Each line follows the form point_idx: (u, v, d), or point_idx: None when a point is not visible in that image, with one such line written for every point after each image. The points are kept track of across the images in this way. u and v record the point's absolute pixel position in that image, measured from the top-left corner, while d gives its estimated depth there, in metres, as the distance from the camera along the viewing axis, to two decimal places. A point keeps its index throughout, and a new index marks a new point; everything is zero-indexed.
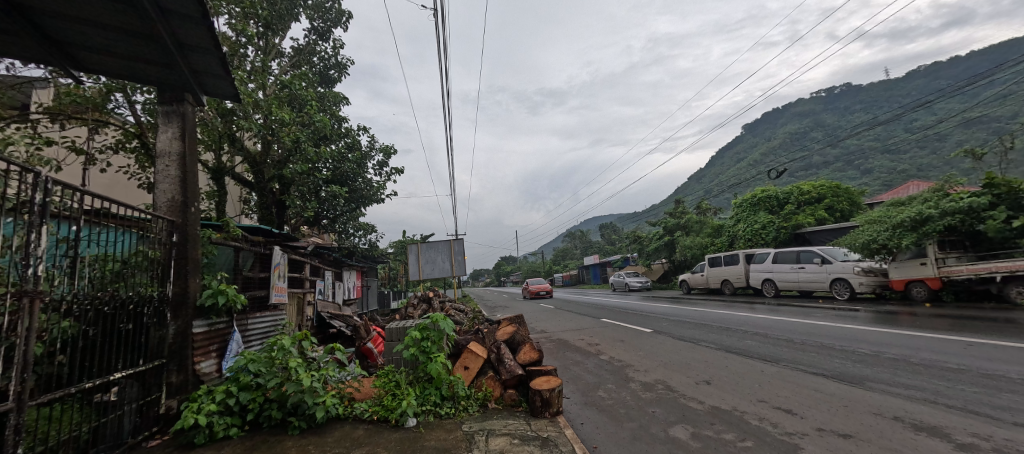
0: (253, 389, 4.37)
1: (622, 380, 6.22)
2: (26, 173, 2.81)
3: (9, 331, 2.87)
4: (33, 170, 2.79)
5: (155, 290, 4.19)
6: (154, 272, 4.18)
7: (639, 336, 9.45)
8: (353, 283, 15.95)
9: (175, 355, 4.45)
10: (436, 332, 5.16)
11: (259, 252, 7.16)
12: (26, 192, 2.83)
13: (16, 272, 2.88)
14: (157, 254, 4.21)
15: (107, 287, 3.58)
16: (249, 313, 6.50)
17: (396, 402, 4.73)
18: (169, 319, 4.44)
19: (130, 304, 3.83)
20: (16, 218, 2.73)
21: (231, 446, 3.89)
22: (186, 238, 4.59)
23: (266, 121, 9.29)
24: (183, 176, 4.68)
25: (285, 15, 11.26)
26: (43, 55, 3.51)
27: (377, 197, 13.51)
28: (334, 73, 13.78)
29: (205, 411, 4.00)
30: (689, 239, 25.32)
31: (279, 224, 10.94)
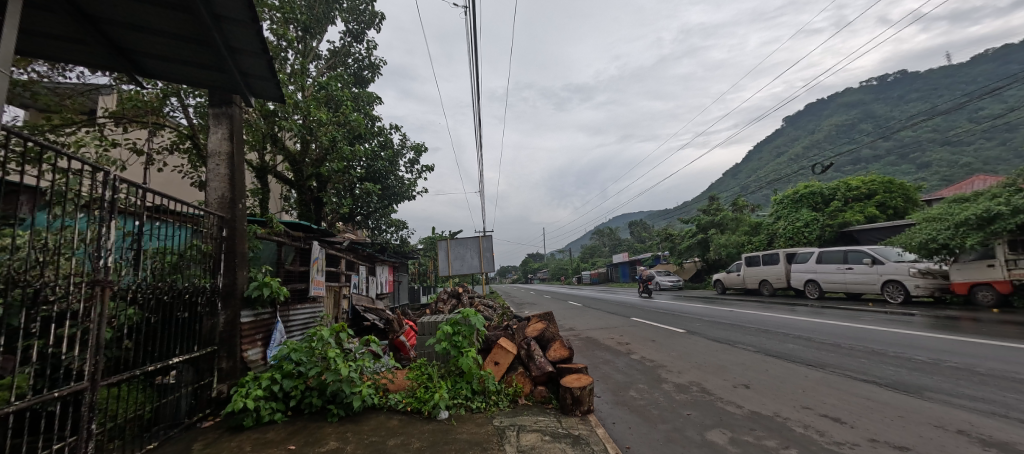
0: (295, 377, 4.55)
1: (654, 381, 6.09)
2: (98, 172, 3.07)
3: (84, 316, 3.14)
4: (104, 170, 3.04)
5: (208, 282, 4.49)
6: (206, 265, 4.48)
7: (671, 337, 9.21)
8: (386, 277, 16.46)
9: (225, 342, 4.73)
10: (467, 327, 5.23)
11: (299, 246, 7.52)
12: (98, 190, 3.10)
13: (90, 262, 3.14)
14: (208, 248, 4.50)
15: (167, 278, 3.85)
16: (291, 304, 6.82)
17: (429, 395, 4.82)
18: (220, 309, 4.73)
19: (187, 293, 4.10)
20: (89, 213, 2.99)
21: (276, 431, 4.12)
22: (235, 233, 4.87)
23: (304, 121, 9.67)
24: (231, 174, 4.94)
25: (323, 18, 11.67)
26: (110, 65, 3.80)
27: (408, 194, 13.83)
28: (368, 74, 14.15)
29: (253, 396, 4.24)
30: (724, 237, 24.40)
31: (317, 221, 11.40)
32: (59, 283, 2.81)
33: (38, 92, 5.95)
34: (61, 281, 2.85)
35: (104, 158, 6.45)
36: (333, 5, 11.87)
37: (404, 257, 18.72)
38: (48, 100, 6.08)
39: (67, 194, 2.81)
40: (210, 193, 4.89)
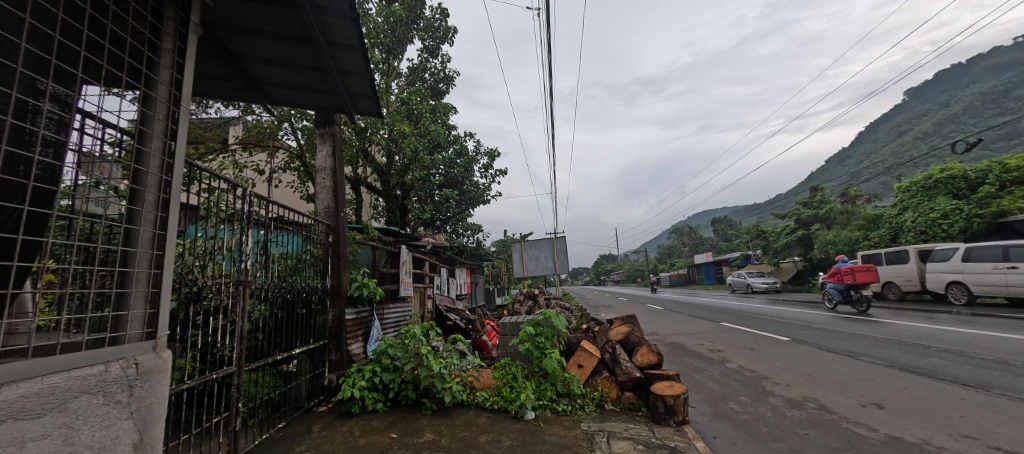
0: (392, 371, 4.92)
1: (757, 393, 5.49)
2: (237, 190, 3.58)
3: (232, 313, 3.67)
4: (241, 187, 3.54)
5: (319, 282, 5.04)
6: (318, 267, 5.04)
7: (774, 345, 8.25)
8: (464, 279, 17.13)
9: (334, 337, 5.25)
10: (549, 329, 5.19)
11: (390, 250, 8.13)
12: (236, 205, 3.61)
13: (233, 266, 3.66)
14: (319, 253, 5.05)
15: (289, 279, 4.38)
16: (385, 303, 7.38)
17: (515, 394, 4.87)
18: (329, 306, 5.27)
19: (304, 293, 4.64)
20: (232, 224, 3.50)
21: (378, 419, 4.46)
22: (339, 239, 5.39)
23: (390, 135, 10.45)
24: (335, 186, 5.50)
25: (403, 39, 12.54)
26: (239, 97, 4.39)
27: (484, 198, 14.25)
28: (443, 86, 14.90)
29: (358, 386, 4.64)
30: (833, 233, 21.32)
31: (402, 226, 12.25)
32: (214, 284, 3.33)
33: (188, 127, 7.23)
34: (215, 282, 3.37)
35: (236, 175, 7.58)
36: (411, 25, 12.66)
37: (479, 259, 19.33)
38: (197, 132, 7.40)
39: (215, 209, 3.30)
40: (318, 203, 5.47)
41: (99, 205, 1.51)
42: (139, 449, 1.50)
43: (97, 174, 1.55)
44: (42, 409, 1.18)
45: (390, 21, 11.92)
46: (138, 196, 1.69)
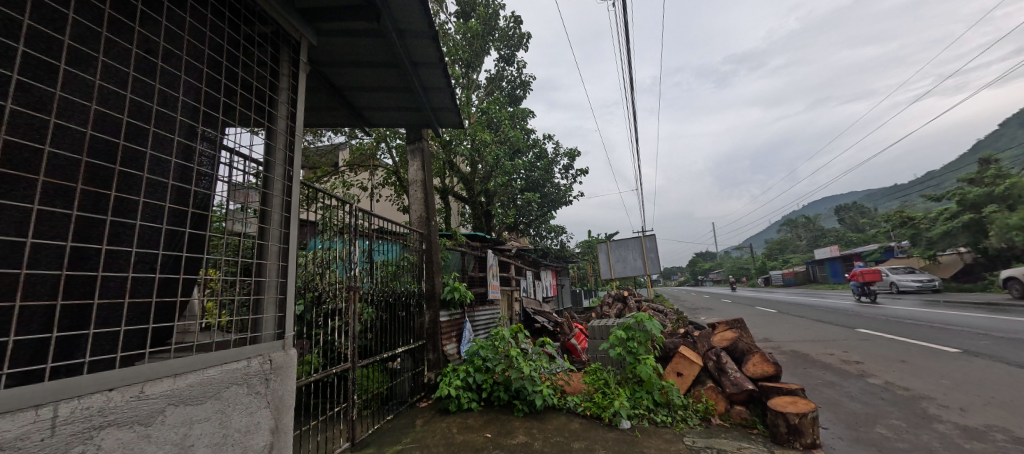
0: (484, 372, 5.08)
1: (913, 417, 4.52)
2: (345, 206, 3.99)
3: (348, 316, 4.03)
4: (348, 203, 3.94)
5: (416, 287, 5.43)
6: (414, 273, 5.43)
7: (932, 358, 6.75)
8: (550, 281, 17.10)
9: (431, 337, 5.58)
10: (642, 333, 4.89)
11: (477, 254, 8.43)
12: (345, 218, 4.02)
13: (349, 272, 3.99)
14: (414, 259, 5.44)
15: (390, 284, 4.77)
16: (475, 306, 7.66)
17: (608, 401, 4.68)
18: (426, 309, 5.63)
19: (403, 296, 5.02)
20: (343, 237, 3.90)
21: (474, 418, 4.63)
22: (432, 246, 5.72)
23: (472, 145, 10.86)
24: (426, 197, 5.87)
25: (481, 52, 13.03)
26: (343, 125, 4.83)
27: (566, 199, 14.10)
28: (520, 92, 15.13)
29: (454, 385, 4.87)
30: (1012, 216, 16.84)
31: (488, 232, 12.64)
32: (332, 289, 3.73)
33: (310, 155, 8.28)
34: (333, 288, 3.76)
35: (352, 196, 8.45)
36: (487, 37, 13.08)
37: (564, 261, 19.13)
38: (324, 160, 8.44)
39: (330, 224, 3.70)
40: (412, 213, 5.90)
41: (239, 226, 1.78)
42: (275, 435, 1.68)
43: (239, 199, 1.85)
44: (203, 397, 1.37)
45: (468, 37, 12.42)
46: (267, 216, 1.94)
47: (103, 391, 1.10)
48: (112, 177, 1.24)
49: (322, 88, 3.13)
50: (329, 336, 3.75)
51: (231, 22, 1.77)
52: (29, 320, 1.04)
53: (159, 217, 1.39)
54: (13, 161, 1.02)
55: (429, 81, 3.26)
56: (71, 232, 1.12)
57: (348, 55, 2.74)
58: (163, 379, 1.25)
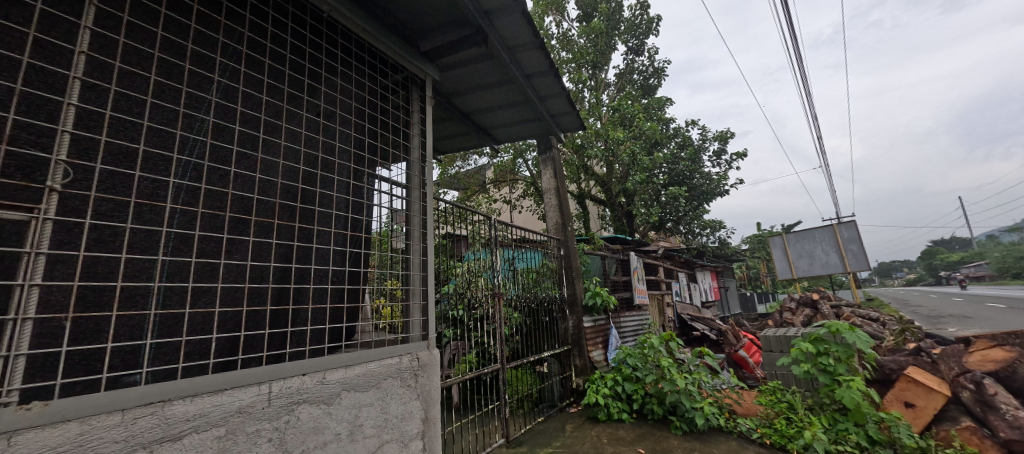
0: (634, 381, 4.78)
1: None
2: (487, 221, 4.31)
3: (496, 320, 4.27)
4: (490, 218, 4.26)
5: (557, 292, 5.54)
6: (555, 279, 5.56)
7: None
8: (711, 284, 15.09)
9: (576, 343, 5.58)
10: (842, 348, 3.83)
11: (619, 258, 8.05)
12: (488, 231, 4.30)
13: (494, 278, 4.22)
14: (553, 265, 5.58)
15: (532, 290, 4.96)
16: (621, 311, 7.28)
17: (794, 431, 3.78)
18: (568, 314, 5.66)
19: (545, 302, 5.17)
20: (489, 247, 4.20)
21: (625, 430, 4.36)
22: (569, 251, 5.73)
23: (606, 145, 10.52)
24: (560, 204, 5.93)
25: (607, 49, 12.68)
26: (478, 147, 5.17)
27: (720, 190, 12.38)
28: (654, 81, 14.12)
29: (602, 393, 4.72)
30: None
31: (631, 233, 11.95)
32: (485, 296, 4.02)
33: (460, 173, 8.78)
34: (485, 295, 4.05)
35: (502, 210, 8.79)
36: (612, 32, 12.64)
37: (726, 260, 16.70)
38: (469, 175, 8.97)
39: (476, 237, 4.03)
40: (549, 220, 5.99)
41: (396, 240, 2.11)
42: (426, 423, 1.89)
43: (397, 219, 2.18)
44: (368, 385, 1.61)
45: (592, 37, 12.23)
46: (410, 232, 2.21)
47: (298, 375, 1.37)
48: (295, 211, 1.60)
49: (454, 116, 3.48)
50: (483, 339, 4.04)
51: (370, 77, 2.16)
52: (256, 319, 1.44)
53: (335, 242, 1.80)
54: (238, 206, 1.43)
55: (544, 89, 3.30)
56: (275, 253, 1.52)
57: (469, 81, 3.00)
58: (340, 367, 1.52)
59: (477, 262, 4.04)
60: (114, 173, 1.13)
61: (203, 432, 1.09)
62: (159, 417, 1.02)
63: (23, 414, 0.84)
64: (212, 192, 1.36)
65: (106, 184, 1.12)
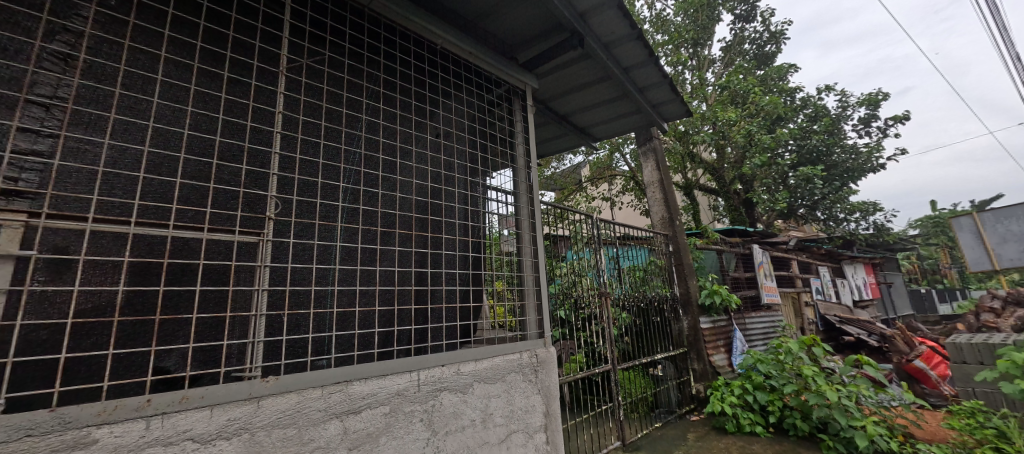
0: (768, 391, 4.22)
1: None
2: (587, 220, 4.20)
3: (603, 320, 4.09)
4: (590, 217, 4.15)
5: (669, 291, 5.08)
6: (665, 277, 5.12)
7: None
8: (865, 280, 12.49)
9: (694, 345, 5.01)
10: None
11: (740, 252, 7.11)
12: (590, 231, 4.24)
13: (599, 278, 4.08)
14: (662, 262, 5.15)
15: (640, 289, 4.63)
16: (745, 312, 6.40)
17: None
18: (683, 315, 5.12)
19: (655, 302, 4.74)
20: (591, 247, 4.11)
21: (761, 445, 3.82)
22: (680, 247, 5.23)
23: (715, 127, 9.47)
24: (665, 197, 5.38)
25: (709, 22, 11.47)
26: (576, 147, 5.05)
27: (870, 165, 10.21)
28: (771, 47, 12.32)
29: (728, 402, 4.26)
30: None
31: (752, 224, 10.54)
32: (590, 295, 3.91)
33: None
34: (590, 295, 3.93)
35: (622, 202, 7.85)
36: (714, 2, 11.35)
37: (884, 250, 13.67)
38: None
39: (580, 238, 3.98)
40: (654, 215, 5.56)
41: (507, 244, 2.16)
42: (548, 419, 1.91)
43: (508, 225, 2.26)
44: (495, 377, 1.71)
45: (691, 12, 11.17)
46: (521, 235, 2.27)
47: (439, 365, 1.52)
48: (425, 221, 1.77)
49: (551, 119, 3.55)
50: (590, 340, 3.89)
51: (478, 95, 2.28)
52: (405, 316, 1.65)
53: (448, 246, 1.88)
54: (386, 221, 1.62)
55: (643, 80, 3.16)
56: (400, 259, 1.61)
57: (566, 83, 3.03)
58: (471, 360, 1.65)
59: (582, 261, 4.02)
60: (308, 200, 1.38)
61: (373, 408, 1.28)
62: (344, 394, 1.23)
63: (263, 384, 1.08)
64: (369, 213, 1.55)
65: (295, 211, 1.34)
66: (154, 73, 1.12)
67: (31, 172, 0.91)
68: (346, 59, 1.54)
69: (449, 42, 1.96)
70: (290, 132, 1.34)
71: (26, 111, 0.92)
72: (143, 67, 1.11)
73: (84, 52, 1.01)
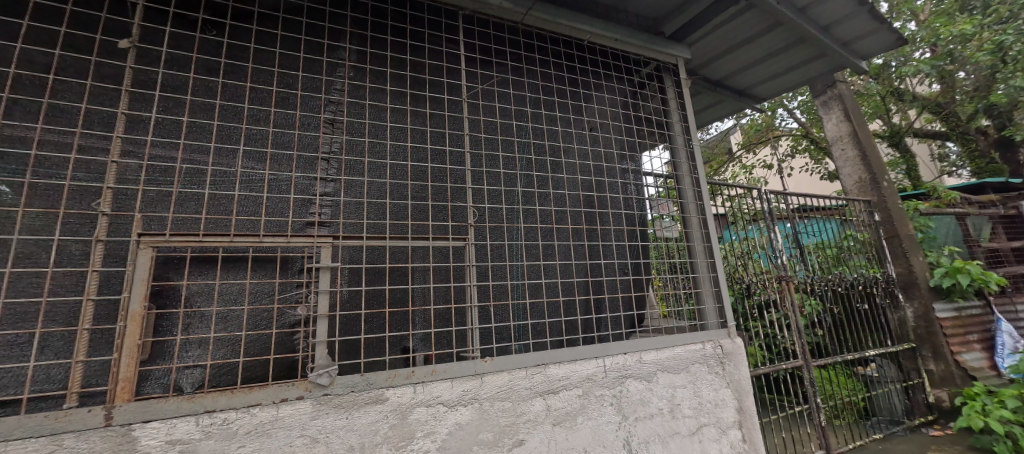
0: None
1: None
2: (751, 192, 2.90)
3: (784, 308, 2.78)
4: (756, 189, 2.82)
5: (879, 272, 3.44)
6: (869, 254, 3.51)
7: None
8: None
9: (925, 340, 3.43)
10: None
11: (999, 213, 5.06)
12: (759, 205, 2.93)
13: (774, 257, 2.83)
14: (866, 236, 3.54)
15: (833, 270, 3.16)
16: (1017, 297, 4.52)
17: None
18: (902, 302, 3.51)
19: (860, 285, 3.21)
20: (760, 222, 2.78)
21: None
22: (895, 212, 3.56)
23: None
24: (864, 153, 3.75)
25: None
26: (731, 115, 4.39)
27: None
28: None
29: (994, 416, 2.81)
30: None
31: None
32: (758, 280, 2.67)
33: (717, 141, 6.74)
34: (759, 278, 2.72)
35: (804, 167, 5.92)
36: None
37: None
38: (718, 148, 7.07)
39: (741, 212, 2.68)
40: (845, 180, 3.92)
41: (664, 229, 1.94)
42: (741, 415, 1.75)
43: (659, 209, 2.04)
44: (679, 368, 1.67)
45: None
46: (687, 220, 2.05)
47: (622, 353, 1.56)
48: (592, 214, 1.78)
49: (702, 89, 3.17)
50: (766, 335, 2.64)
51: (627, 81, 2.19)
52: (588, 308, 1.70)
53: (614, 237, 1.85)
54: (548, 218, 1.68)
55: (831, 14, 2.48)
56: (573, 253, 1.67)
57: (723, 42, 2.66)
58: (652, 349, 1.63)
59: (749, 240, 2.80)
60: (496, 207, 1.58)
61: (569, 389, 1.40)
62: (543, 375, 1.37)
63: (483, 363, 1.29)
64: (544, 211, 1.67)
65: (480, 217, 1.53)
66: (384, 122, 1.45)
67: (328, 207, 1.30)
68: (510, 75, 1.70)
69: (599, 35, 1.94)
70: (474, 151, 1.57)
71: (322, 166, 1.30)
72: (377, 120, 1.45)
73: (344, 116, 1.37)
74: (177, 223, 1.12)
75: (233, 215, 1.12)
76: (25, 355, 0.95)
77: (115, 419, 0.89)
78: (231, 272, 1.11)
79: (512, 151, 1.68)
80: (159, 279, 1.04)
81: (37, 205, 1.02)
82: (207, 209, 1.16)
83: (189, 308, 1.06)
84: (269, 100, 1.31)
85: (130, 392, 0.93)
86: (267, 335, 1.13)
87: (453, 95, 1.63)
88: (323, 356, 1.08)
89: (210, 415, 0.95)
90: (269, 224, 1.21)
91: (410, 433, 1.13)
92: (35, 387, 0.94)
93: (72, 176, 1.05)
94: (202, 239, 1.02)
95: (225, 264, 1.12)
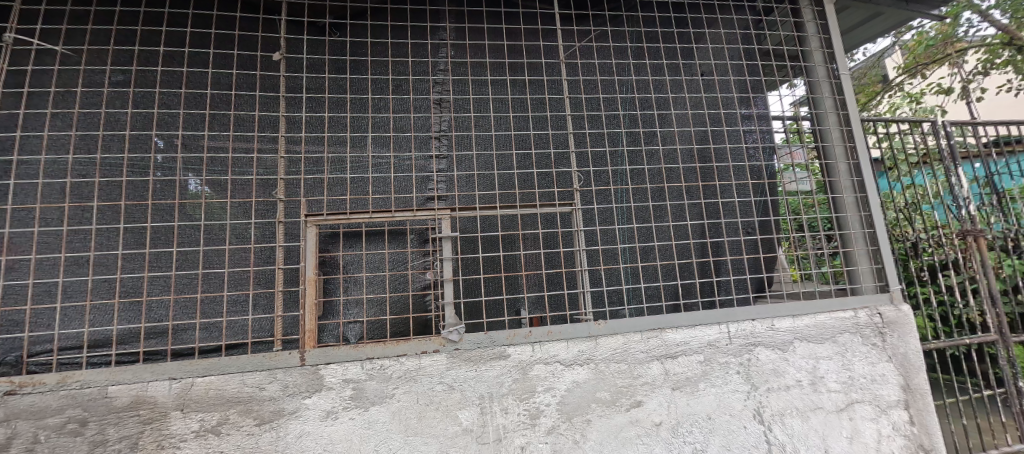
0: None
1: None
2: (919, 124, 2.09)
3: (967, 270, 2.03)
4: (927, 118, 2.02)
5: None
6: None
7: None
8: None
9: None
10: None
11: None
12: (928, 143, 2.11)
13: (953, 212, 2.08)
14: None
15: None
16: None
17: None
18: None
19: None
20: (932, 164, 2.00)
21: None
22: None
23: None
24: None
25: None
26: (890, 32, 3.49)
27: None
28: None
29: None
30: None
31: None
32: (927, 239, 1.96)
33: (866, 68, 5.37)
34: (928, 236, 2.00)
35: (1002, 86, 4.28)
36: None
37: None
38: (870, 76, 5.68)
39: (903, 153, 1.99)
40: None
41: (796, 180, 1.63)
42: (908, 393, 1.48)
43: (788, 158, 1.70)
44: (822, 337, 1.47)
45: None
46: (832, 168, 1.72)
47: (750, 320, 1.42)
48: (710, 169, 1.61)
49: (848, 4, 2.55)
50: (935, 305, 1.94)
51: (748, 10, 1.88)
52: (706, 270, 1.59)
53: (737, 193, 1.66)
54: (655, 178, 1.57)
55: None
56: (689, 212, 1.56)
57: None
58: (789, 316, 1.46)
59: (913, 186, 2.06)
60: (601, 170, 1.55)
61: (690, 354, 1.35)
62: (660, 339, 1.34)
63: (596, 326, 1.31)
64: (654, 171, 1.57)
65: (583, 181, 1.53)
66: (486, 95, 1.51)
67: (443, 182, 1.42)
68: (608, 28, 1.63)
69: None
70: (575, 114, 1.54)
71: (435, 144, 1.42)
72: (480, 95, 1.51)
73: (450, 94, 1.46)
74: (331, 204, 1.35)
75: (371, 195, 1.30)
76: (244, 311, 1.25)
77: (307, 361, 1.12)
78: (373, 244, 1.32)
79: (614, 109, 1.61)
80: (322, 252, 1.26)
81: (236, 197, 1.31)
82: (350, 191, 1.36)
83: (347, 274, 1.28)
84: (387, 89, 1.45)
85: (314, 340, 1.17)
86: (405, 296, 1.32)
87: (551, 58, 1.62)
88: (452, 316, 1.21)
89: (371, 361, 1.15)
90: (399, 201, 1.38)
91: (531, 387, 1.21)
92: (254, 334, 1.26)
93: (256, 172, 1.32)
94: (349, 216, 1.20)
95: (368, 237, 1.31)
